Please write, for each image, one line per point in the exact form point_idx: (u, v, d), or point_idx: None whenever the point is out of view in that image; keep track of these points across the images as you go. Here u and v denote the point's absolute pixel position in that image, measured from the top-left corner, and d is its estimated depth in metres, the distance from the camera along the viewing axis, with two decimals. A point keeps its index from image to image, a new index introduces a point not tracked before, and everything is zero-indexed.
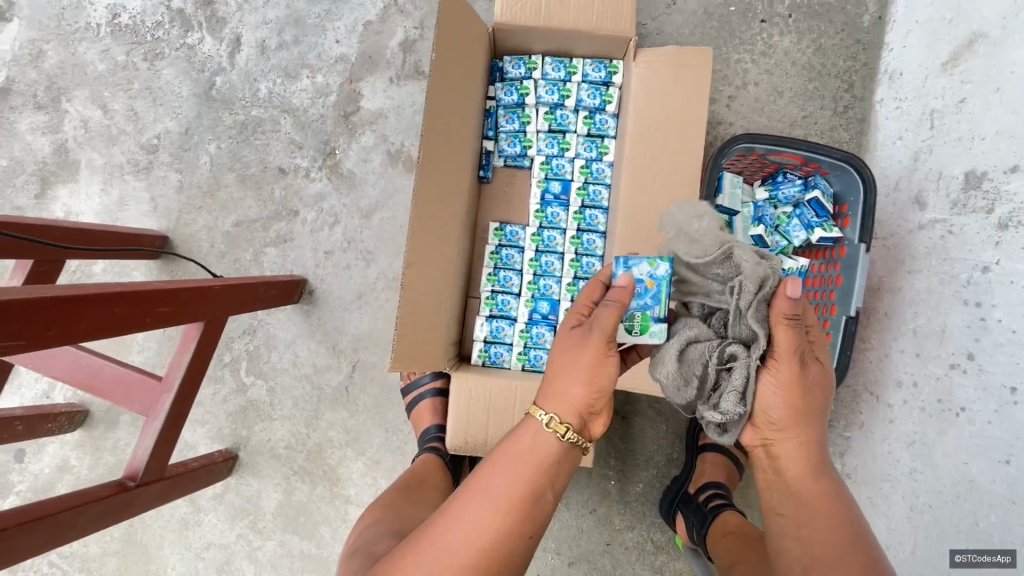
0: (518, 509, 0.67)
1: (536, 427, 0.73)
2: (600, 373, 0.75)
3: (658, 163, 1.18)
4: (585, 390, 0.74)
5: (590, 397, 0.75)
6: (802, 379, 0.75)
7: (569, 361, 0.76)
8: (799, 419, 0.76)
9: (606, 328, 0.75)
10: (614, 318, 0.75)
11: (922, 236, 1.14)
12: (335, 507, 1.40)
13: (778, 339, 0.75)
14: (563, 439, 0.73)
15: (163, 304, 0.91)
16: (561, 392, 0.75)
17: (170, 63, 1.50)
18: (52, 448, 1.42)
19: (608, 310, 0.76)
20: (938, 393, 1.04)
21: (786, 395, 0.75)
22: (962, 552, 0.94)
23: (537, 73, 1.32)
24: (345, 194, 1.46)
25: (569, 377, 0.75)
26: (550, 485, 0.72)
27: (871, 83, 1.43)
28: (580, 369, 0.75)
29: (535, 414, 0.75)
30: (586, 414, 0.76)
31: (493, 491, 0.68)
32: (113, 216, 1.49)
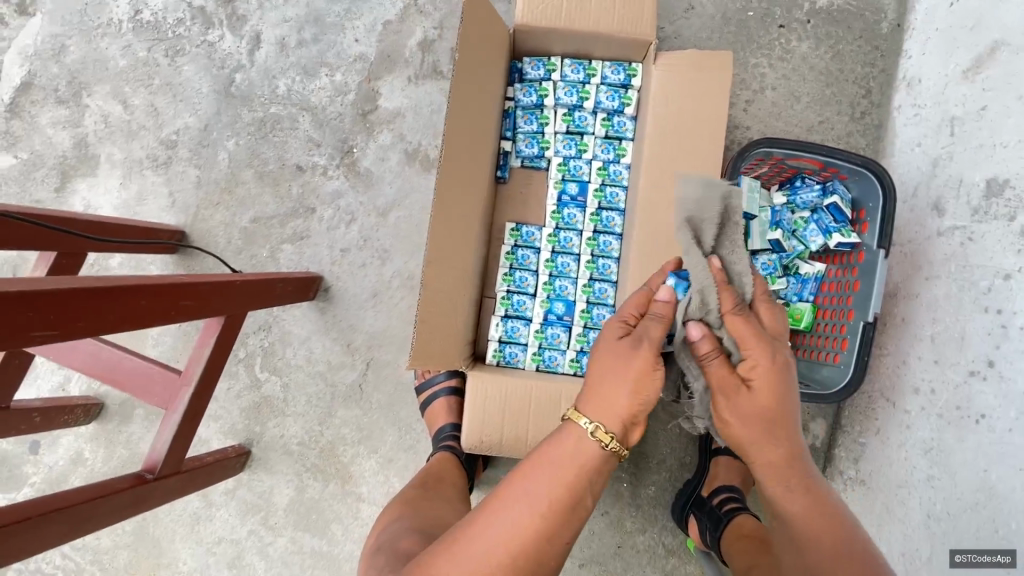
0: (556, 514, 0.68)
1: (579, 433, 0.73)
2: (647, 383, 0.75)
3: (676, 166, 1.18)
4: (631, 398, 0.75)
5: (634, 406, 0.76)
6: (750, 407, 0.78)
7: (616, 369, 0.77)
8: (759, 443, 0.78)
9: (655, 340, 0.78)
10: (661, 330, 0.81)
11: (941, 243, 1.14)
12: (346, 505, 1.40)
13: (712, 371, 0.82)
14: (606, 448, 0.72)
15: (187, 298, 0.92)
16: (608, 399, 0.75)
17: (191, 59, 1.51)
18: (67, 441, 1.42)
19: (656, 324, 0.81)
20: (957, 400, 1.03)
21: (738, 425, 0.79)
22: (962, 553, 0.97)
23: (556, 74, 1.33)
24: (362, 192, 1.46)
25: (617, 385, 0.76)
26: (589, 491, 0.72)
27: (889, 89, 1.44)
28: (627, 377, 0.76)
29: (578, 420, 0.74)
30: (629, 424, 0.75)
31: (533, 495, 0.68)
32: (132, 211, 1.49)
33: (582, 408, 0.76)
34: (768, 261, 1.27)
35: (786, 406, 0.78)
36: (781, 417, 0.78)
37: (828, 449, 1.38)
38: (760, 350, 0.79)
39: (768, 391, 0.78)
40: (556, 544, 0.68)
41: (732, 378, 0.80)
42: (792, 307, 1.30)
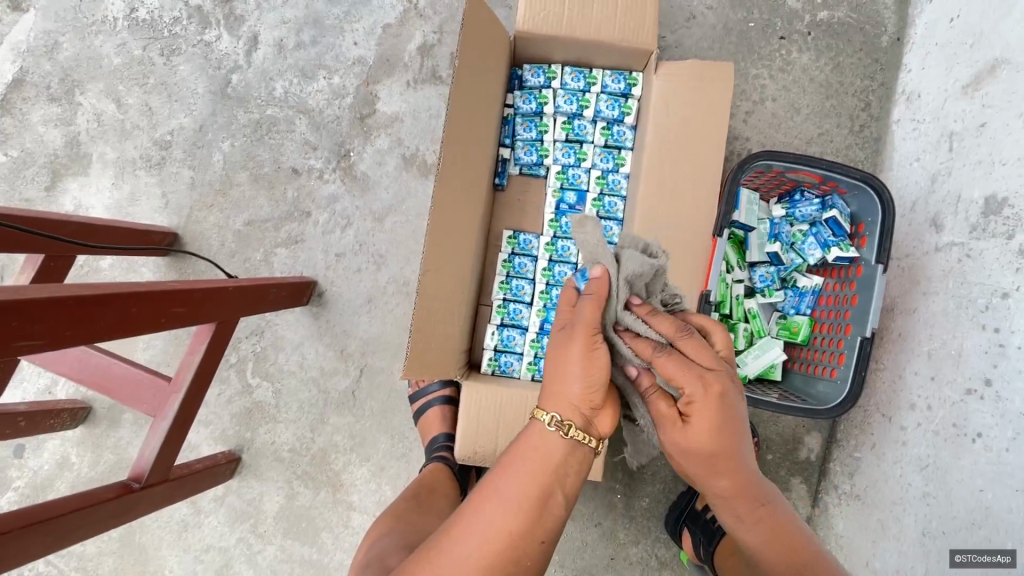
0: (529, 516, 0.66)
1: (541, 429, 0.72)
2: (593, 365, 0.73)
3: (675, 176, 1.18)
4: (582, 385, 0.73)
5: (588, 391, 0.73)
6: (695, 450, 0.73)
7: (561, 360, 0.75)
8: (706, 479, 0.76)
9: (589, 320, 0.75)
10: (595, 309, 0.75)
11: (939, 258, 1.14)
12: (337, 513, 1.38)
13: (654, 410, 0.76)
14: (567, 437, 0.71)
15: (178, 305, 0.90)
16: (559, 391, 0.74)
17: (187, 59, 1.50)
18: (53, 445, 1.40)
19: (588, 304, 0.76)
20: (953, 418, 1.03)
21: (687, 463, 0.76)
22: (962, 552, 0.97)
23: (556, 82, 1.32)
24: (358, 197, 1.45)
25: (566, 373, 0.74)
26: (561, 489, 0.70)
27: (888, 103, 1.44)
28: (573, 364, 0.74)
29: (539, 417, 0.73)
30: (587, 410, 0.73)
31: (505, 498, 0.67)
32: (124, 211, 1.47)
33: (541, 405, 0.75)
34: (766, 273, 1.32)
35: (729, 447, 0.73)
36: (725, 457, 0.74)
37: (823, 463, 1.37)
38: (698, 392, 0.72)
39: (711, 433, 0.72)
40: (533, 546, 0.66)
41: (671, 420, 0.74)
42: (789, 320, 1.32)
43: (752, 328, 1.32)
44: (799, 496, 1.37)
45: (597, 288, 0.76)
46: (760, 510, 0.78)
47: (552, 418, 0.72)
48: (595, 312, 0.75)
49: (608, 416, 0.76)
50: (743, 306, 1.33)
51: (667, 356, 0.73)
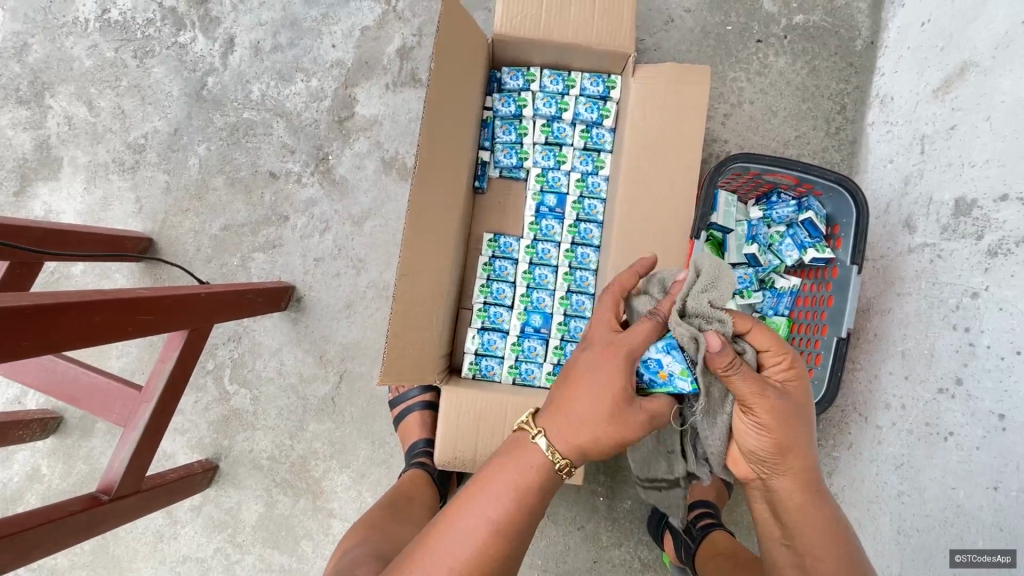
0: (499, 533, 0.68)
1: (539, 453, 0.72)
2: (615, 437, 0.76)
3: (655, 180, 1.18)
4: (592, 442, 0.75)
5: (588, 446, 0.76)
6: (783, 418, 0.73)
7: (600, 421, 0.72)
8: (787, 451, 0.76)
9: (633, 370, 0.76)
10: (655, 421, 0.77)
11: (912, 259, 1.15)
12: (317, 521, 1.36)
13: (740, 385, 0.72)
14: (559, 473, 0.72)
15: (147, 312, 0.88)
16: (570, 430, 0.72)
17: (161, 61, 1.47)
18: (22, 456, 1.36)
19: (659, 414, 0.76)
20: (926, 416, 1.04)
21: (776, 434, 0.74)
22: (962, 552, 0.92)
23: (535, 85, 1.32)
24: (337, 200, 1.43)
25: (585, 423, 0.72)
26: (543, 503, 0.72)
27: (863, 106, 1.45)
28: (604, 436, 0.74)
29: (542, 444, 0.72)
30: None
31: (495, 499, 0.69)
32: (96, 217, 1.44)
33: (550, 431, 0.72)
34: (745, 274, 1.30)
35: (805, 424, 0.76)
36: (799, 438, 0.76)
37: None
38: (794, 357, 0.74)
39: (801, 395, 0.75)
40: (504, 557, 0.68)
41: (764, 389, 0.72)
42: (768, 321, 1.30)
43: None
44: None
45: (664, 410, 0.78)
46: (820, 498, 0.79)
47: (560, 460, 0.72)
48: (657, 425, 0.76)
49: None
50: None
51: (763, 324, 0.74)
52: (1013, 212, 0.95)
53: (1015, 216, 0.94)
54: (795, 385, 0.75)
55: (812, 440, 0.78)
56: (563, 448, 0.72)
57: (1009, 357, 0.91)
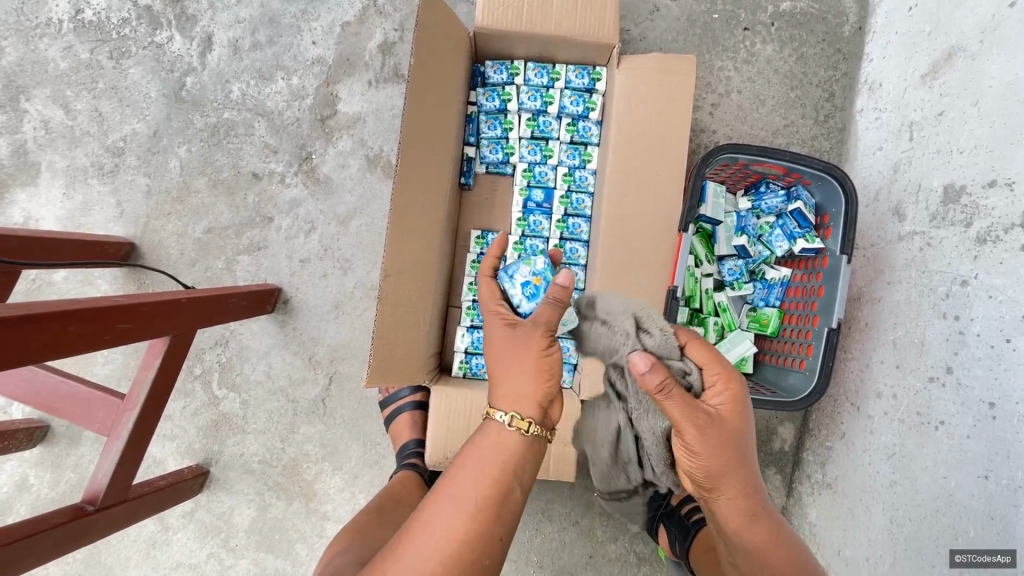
0: (482, 517, 0.68)
1: (499, 427, 0.76)
2: (550, 362, 0.81)
3: (642, 173, 1.16)
4: (539, 382, 0.80)
5: (544, 388, 0.80)
6: (713, 441, 0.75)
7: (518, 362, 0.81)
8: (723, 471, 0.77)
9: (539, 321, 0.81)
10: (553, 309, 0.82)
11: (901, 247, 1.15)
12: (311, 524, 1.36)
13: (674, 405, 0.74)
14: (527, 433, 0.76)
15: (125, 320, 0.86)
16: (513, 392, 0.79)
17: (138, 62, 1.44)
18: (10, 466, 1.35)
19: (547, 305, 0.81)
20: (917, 406, 1.04)
21: (711, 459, 0.76)
22: (962, 552, 0.91)
23: (519, 79, 1.30)
24: (322, 200, 1.41)
25: (519, 376, 0.80)
26: (518, 485, 0.74)
27: (851, 92, 1.44)
28: (530, 362, 0.80)
29: (495, 415, 0.78)
30: (543, 406, 0.80)
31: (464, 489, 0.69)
32: (77, 222, 1.42)
33: (493, 402, 0.79)
34: (734, 266, 1.31)
35: (743, 445, 0.78)
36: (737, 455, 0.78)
37: (797, 453, 1.40)
38: (726, 374, 0.79)
39: (735, 420, 0.78)
40: (490, 545, 0.67)
41: (695, 411, 0.74)
42: (759, 313, 1.32)
43: (723, 321, 1.32)
44: (773, 487, 1.40)
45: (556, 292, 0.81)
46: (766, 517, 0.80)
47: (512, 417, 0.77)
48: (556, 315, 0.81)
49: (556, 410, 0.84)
50: (713, 300, 1.32)
51: (702, 344, 0.83)
52: (1001, 199, 0.94)
53: (1003, 202, 0.93)
54: (726, 411, 0.78)
55: (751, 462, 0.80)
56: (507, 406, 0.78)
57: (999, 345, 0.90)
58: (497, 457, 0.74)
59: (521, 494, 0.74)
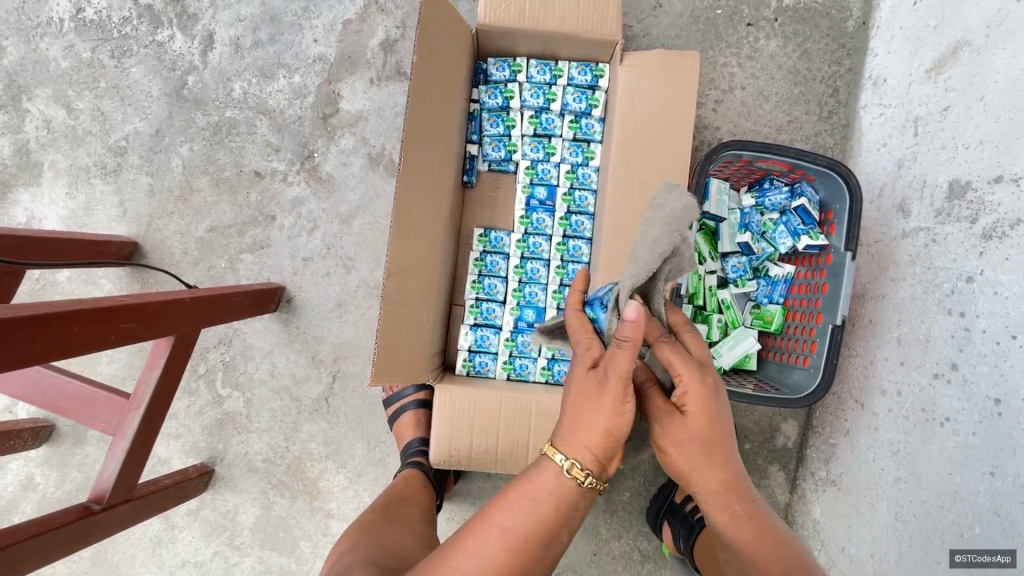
0: (527, 553, 0.68)
1: (555, 469, 0.72)
2: (622, 415, 0.73)
3: (645, 171, 1.16)
4: (601, 435, 0.73)
5: (608, 442, 0.73)
6: (677, 437, 0.77)
7: (587, 408, 0.74)
8: (699, 472, 0.78)
9: (617, 368, 0.72)
10: (628, 360, 0.71)
11: (906, 244, 1.14)
12: (315, 522, 1.36)
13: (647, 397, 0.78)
14: (582, 485, 0.72)
15: (130, 319, 0.86)
16: (577, 436, 0.74)
17: (139, 61, 1.44)
18: (15, 465, 1.35)
19: (621, 354, 0.72)
20: (922, 402, 1.04)
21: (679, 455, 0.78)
22: (962, 552, 0.91)
23: (522, 76, 1.29)
24: (324, 199, 1.41)
25: (586, 422, 0.73)
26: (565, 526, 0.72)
27: (855, 88, 1.43)
28: (597, 411, 0.73)
29: (552, 456, 0.73)
30: (603, 460, 0.74)
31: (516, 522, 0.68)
32: (80, 222, 1.42)
33: (553, 441, 0.75)
34: (738, 263, 1.31)
35: (715, 446, 0.77)
36: (711, 456, 0.77)
37: (800, 450, 1.40)
38: (694, 376, 0.76)
39: (704, 421, 0.76)
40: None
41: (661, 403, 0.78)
42: (763, 310, 1.31)
43: (727, 318, 1.32)
44: (777, 483, 1.40)
45: (630, 337, 0.71)
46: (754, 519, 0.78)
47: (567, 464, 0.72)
48: (629, 368, 0.72)
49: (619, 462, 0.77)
50: (716, 297, 1.32)
51: (671, 345, 0.78)
52: (1008, 194, 0.93)
53: (1009, 198, 0.93)
54: (697, 412, 0.76)
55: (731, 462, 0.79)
56: (568, 452, 0.73)
57: (1004, 341, 0.90)
58: (552, 499, 0.71)
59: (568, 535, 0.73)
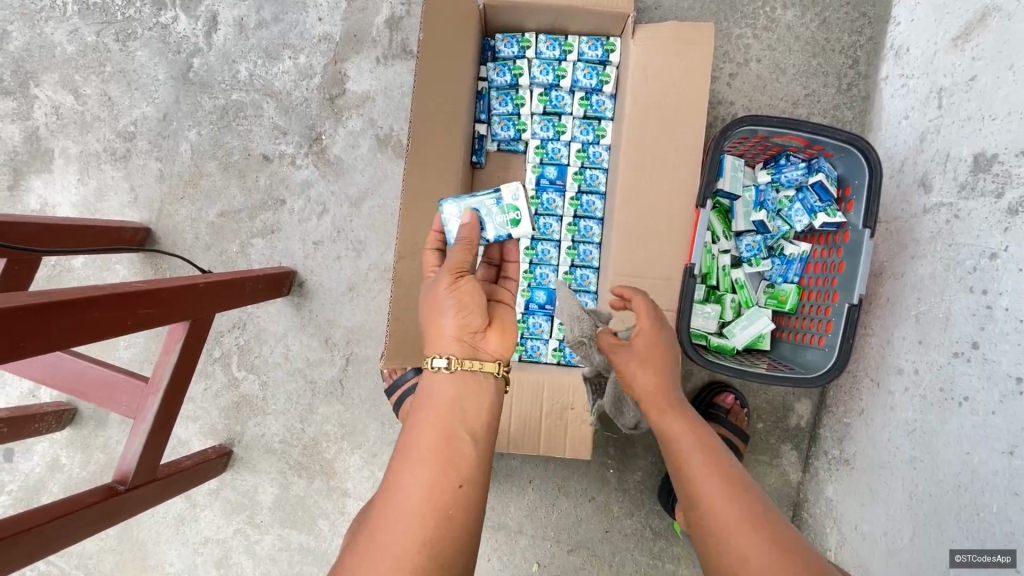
0: (434, 463, 0.64)
1: (433, 373, 0.74)
2: (464, 293, 0.77)
3: (658, 148, 1.13)
4: (455, 315, 0.77)
5: (463, 319, 0.77)
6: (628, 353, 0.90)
7: (434, 303, 0.78)
8: (644, 380, 0.86)
9: (456, 261, 0.81)
10: (461, 249, 0.82)
11: (927, 220, 1.12)
12: (333, 500, 1.39)
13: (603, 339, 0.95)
14: (460, 368, 0.73)
15: (146, 305, 0.87)
16: (435, 331, 0.77)
17: (144, 44, 1.42)
18: (42, 447, 1.39)
19: (457, 249, 0.82)
20: (940, 381, 1.02)
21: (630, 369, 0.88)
22: (962, 552, 0.93)
23: (531, 52, 1.26)
24: (333, 181, 1.40)
25: (437, 315, 0.77)
26: (467, 429, 0.69)
27: (876, 58, 1.38)
28: (444, 300, 0.77)
29: (428, 364, 0.75)
30: (468, 337, 0.77)
31: (412, 444, 0.66)
32: (92, 208, 1.43)
33: (426, 354, 0.77)
34: (752, 242, 1.29)
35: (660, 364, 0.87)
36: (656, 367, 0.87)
37: (813, 429, 1.39)
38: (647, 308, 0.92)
39: (648, 341, 0.89)
40: (448, 489, 0.62)
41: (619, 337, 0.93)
42: (777, 289, 1.30)
43: (740, 298, 1.30)
44: (789, 462, 1.40)
45: (467, 237, 0.85)
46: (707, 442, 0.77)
47: (437, 361, 0.74)
48: (465, 255, 0.81)
49: (497, 335, 0.79)
50: (730, 277, 1.30)
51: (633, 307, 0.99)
52: None
53: None
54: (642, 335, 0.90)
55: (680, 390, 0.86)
56: (433, 348, 0.76)
57: None
58: (438, 408, 0.71)
59: (473, 437, 0.69)
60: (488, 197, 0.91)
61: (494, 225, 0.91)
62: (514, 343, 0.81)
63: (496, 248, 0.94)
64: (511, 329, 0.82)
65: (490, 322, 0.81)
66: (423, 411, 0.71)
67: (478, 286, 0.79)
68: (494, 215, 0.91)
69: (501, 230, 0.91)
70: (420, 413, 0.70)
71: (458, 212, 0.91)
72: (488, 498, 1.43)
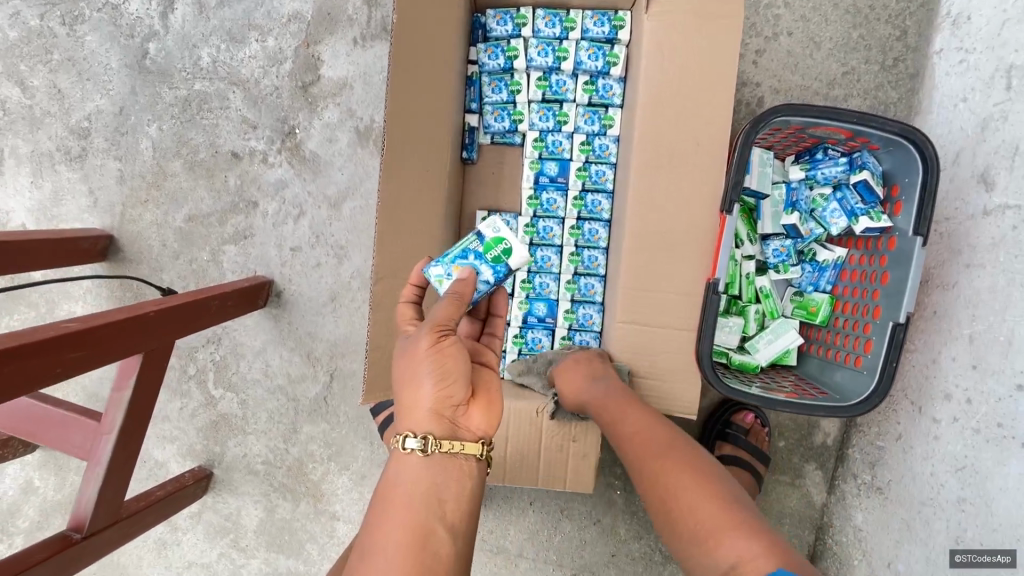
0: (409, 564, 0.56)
1: (403, 454, 0.64)
2: (445, 362, 0.65)
3: (676, 140, 0.96)
4: (435, 383, 0.65)
5: (443, 391, 0.65)
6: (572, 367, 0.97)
7: (409, 366, 0.66)
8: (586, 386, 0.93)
9: (438, 318, 0.68)
10: (445, 303, 0.69)
11: (987, 225, 0.96)
12: (321, 524, 1.30)
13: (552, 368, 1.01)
14: (438, 450, 0.64)
15: (76, 348, 0.76)
16: (411, 400, 0.66)
17: (94, 27, 1.27)
18: (13, 469, 1.32)
19: (443, 302, 0.70)
20: (998, 416, 0.89)
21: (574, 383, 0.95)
22: (962, 552, 0.92)
23: (527, 30, 1.10)
24: (309, 180, 1.27)
25: (414, 380, 0.66)
26: (444, 521, 0.61)
27: (928, 28, 1.19)
28: (424, 365, 0.65)
29: (400, 442, 0.64)
30: (449, 411, 0.66)
31: (389, 538, 0.58)
32: (49, 213, 1.31)
33: (397, 425, 0.66)
34: (780, 247, 1.14)
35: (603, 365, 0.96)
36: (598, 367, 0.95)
37: (840, 449, 1.26)
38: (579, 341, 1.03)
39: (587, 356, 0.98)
40: None
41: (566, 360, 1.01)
42: (806, 299, 1.16)
43: (764, 309, 1.17)
44: (813, 483, 1.28)
45: (457, 289, 0.72)
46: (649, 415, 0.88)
47: (409, 440, 0.64)
48: (451, 310, 0.68)
49: (482, 410, 0.69)
50: (753, 286, 1.17)
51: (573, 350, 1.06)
52: None
53: None
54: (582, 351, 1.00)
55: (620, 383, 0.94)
56: (412, 428, 0.65)
57: None
58: (413, 491, 0.62)
59: (450, 531, 0.61)
60: (473, 242, 0.80)
61: (488, 266, 0.79)
62: (499, 415, 0.71)
63: (483, 302, 0.83)
64: (497, 401, 0.71)
65: (474, 391, 0.70)
66: (394, 499, 0.62)
67: (463, 348, 0.68)
68: (483, 255, 0.79)
69: (497, 268, 0.79)
70: (389, 504, 0.61)
71: (446, 271, 0.78)
72: (486, 521, 1.34)
